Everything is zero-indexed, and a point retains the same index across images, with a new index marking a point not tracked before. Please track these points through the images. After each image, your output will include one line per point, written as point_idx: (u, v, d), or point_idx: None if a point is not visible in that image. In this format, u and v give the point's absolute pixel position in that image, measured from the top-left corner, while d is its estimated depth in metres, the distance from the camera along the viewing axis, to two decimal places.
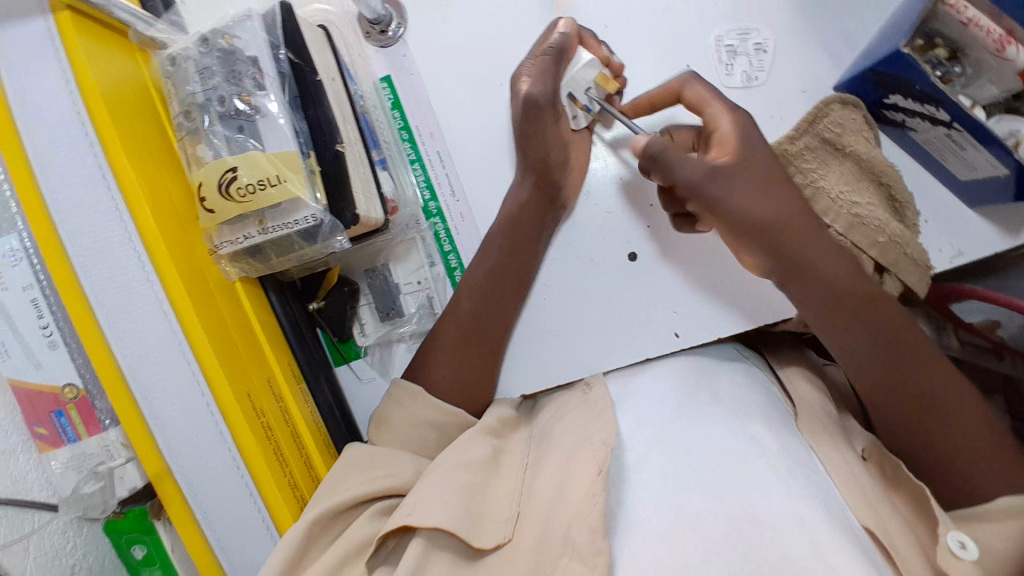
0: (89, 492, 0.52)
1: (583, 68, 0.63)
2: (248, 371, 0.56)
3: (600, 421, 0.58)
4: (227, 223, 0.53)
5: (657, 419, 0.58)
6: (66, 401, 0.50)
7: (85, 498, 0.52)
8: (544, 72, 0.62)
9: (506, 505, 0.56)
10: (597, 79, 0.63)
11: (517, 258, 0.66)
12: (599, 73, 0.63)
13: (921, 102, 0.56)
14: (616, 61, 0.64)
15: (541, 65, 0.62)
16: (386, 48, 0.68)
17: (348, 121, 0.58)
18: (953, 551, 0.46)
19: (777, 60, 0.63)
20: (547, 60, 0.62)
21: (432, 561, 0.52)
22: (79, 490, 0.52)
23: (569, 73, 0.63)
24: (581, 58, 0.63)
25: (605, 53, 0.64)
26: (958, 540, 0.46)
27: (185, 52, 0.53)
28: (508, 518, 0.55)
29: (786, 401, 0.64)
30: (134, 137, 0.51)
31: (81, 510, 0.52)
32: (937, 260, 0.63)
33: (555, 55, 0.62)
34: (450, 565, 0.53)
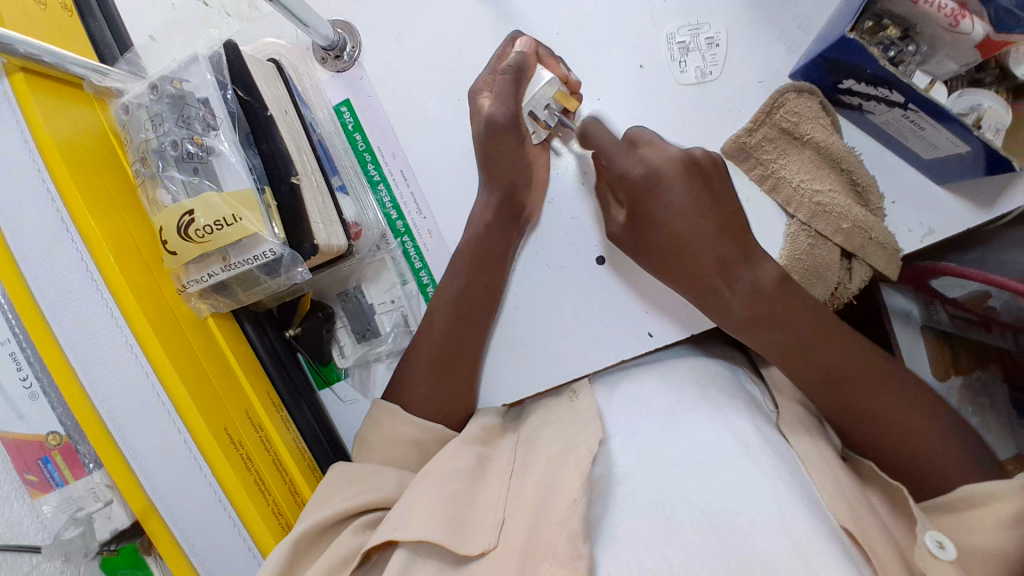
0: (69, 538, 0.53)
1: (544, 86, 0.63)
2: (225, 404, 0.58)
3: (587, 431, 0.58)
4: (192, 262, 0.54)
5: (641, 430, 0.58)
6: (51, 448, 0.52)
7: (66, 543, 0.53)
8: (504, 92, 0.61)
9: (492, 511, 0.56)
10: (556, 96, 0.63)
11: (482, 272, 0.66)
12: (558, 90, 0.63)
13: (874, 85, 0.55)
14: (574, 78, 0.64)
15: (501, 85, 0.61)
16: (343, 72, 0.68)
17: (304, 151, 0.59)
18: (931, 551, 0.46)
19: (731, 52, 0.63)
20: (506, 80, 0.61)
21: (419, 567, 0.53)
22: (60, 536, 0.53)
23: (530, 91, 0.63)
24: (542, 77, 0.63)
25: (563, 71, 0.64)
26: (936, 540, 0.47)
27: (137, 100, 0.54)
28: (495, 524, 0.55)
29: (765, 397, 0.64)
30: (94, 187, 0.53)
31: (64, 554, 0.53)
32: (907, 241, 0.62)
33: (514, 74, 0.61)
34: (437, 573, 0.52)
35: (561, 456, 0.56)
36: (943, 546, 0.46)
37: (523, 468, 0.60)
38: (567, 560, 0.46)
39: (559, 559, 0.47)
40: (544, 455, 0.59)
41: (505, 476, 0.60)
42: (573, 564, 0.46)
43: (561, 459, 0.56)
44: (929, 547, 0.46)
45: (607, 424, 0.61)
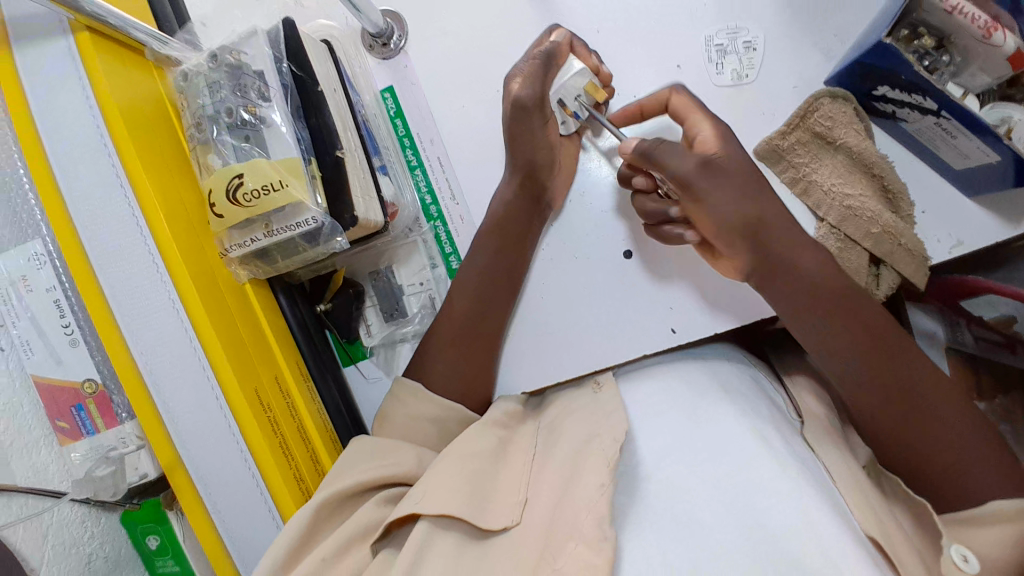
0: (100, 475, 0.55)
1: (574, 75, 0.65)
2: (256, 368, 0.59)
3: (612, 420, 0.57)
4: (236, 227, 0.56)
5: (665, 421, 0.57)
6: (86, 396, 0.54)
7: (96, 480, 0.55)
8: (533, 74, 0.63)
9: (515, 491, 0.57)
10: (587, 88, 0.65)
11: (511, 258, 0.67)
12: (590, 81, 0.65)
13: (908, 92, 0.56)
14: (605, 71, 0.66)
15: (532, 68, 0.64)
16: (388, 59, 0.71)
17: (349, 128, 0.61)
18: (956, 563, 0.46)
19: (767, 58, 0.64)
20: (537, 64, 0.64)
21: (438, 541, 0.52)
22: (91, 473, 0.54)
23: (560, 79, 0.65)
24: (573, 66, 0.65)
25: (595, 62, 0.66)
26: (960, 552, 0.47)
27: (197, 68, 0.57)
28: (517, 502, 0.56)
29: (790, 406, 0.64)
30: (150, 149, 0.55)
31: (93, 492, 0.55)
32: (936, 250, 0.62)
33: (544, 60, 0.63)
34: (457, 546, 0.53)
35: (584, 446, 0.56)
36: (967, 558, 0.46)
37: (546, 453, 0.60)
38: (594, 543, 0.47)
39: (585, 540, 0.47)
40: (567, 444, 0.58)
41: (526, 460, 0.60)
42: (600, 545, 0.47)
43: (585, 452, 0.55)
44: (955, 558, 0.46)
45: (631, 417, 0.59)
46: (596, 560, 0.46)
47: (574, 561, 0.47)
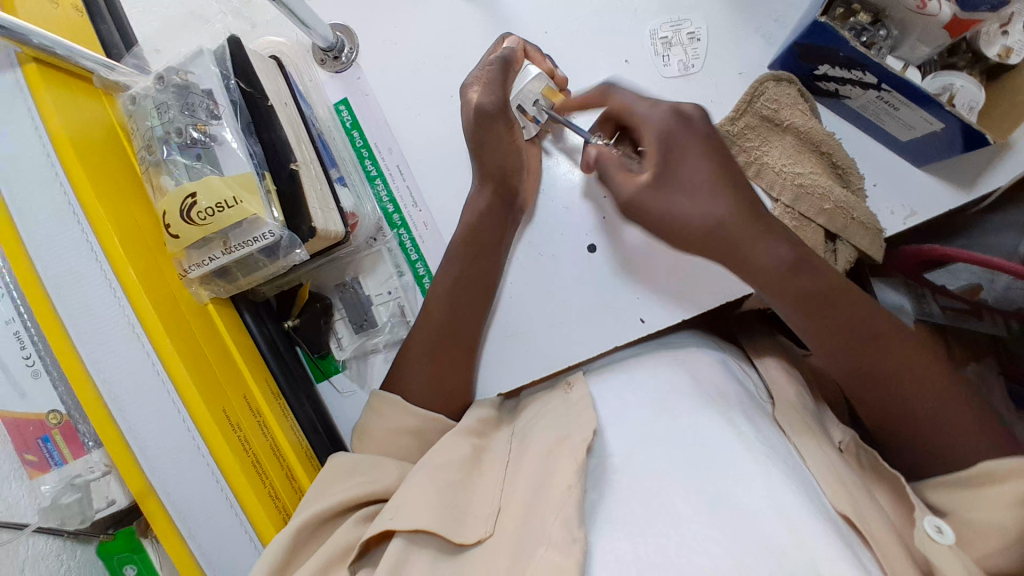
0: (67, 503, 0.54)
1: (532, 81, 0.65)
2: (223, 388, 0.59)
3: (582, 420, 0.58)
4: (193, 246, 0.56)
5: (636, 418, 0.58)
6: (51, 427, 0.53)
7: (63, 508, 0.54)
8: (493, 81, 0.63)
9: (489, 500, 0.56)
10: (545, 91, 0.66)
11: (481, 263, 0.67)
12: (545, 85, 0.65)
13: (847, 68, 0.58)
14: (560, 73, 0.67)
15: (489, 74, 0.63)
16: (341, 72, 0.71)
17: (303, 141, 0.61)
18: (931, 535, 0.47)
19: (711, 47, 0.66)
20: (494, 70, 0.63)
21: (414, 559, 0.52)
22: (57, 501, 0.54)
23: (518, 85, 0.65)
24: (529, 72, 0.65)
25: (550, 66, 0.67)
26: (934, 524, 0.48)
27: (144, 92, 0.58)
28: (490, 513, 0.55)
29: (764, 394, 0.65)
30: (102, 176, 0.55)
31: (59, 520, 0.54)
32: (890, 222, 0.63)
33: (501, 65, 0.63)
34: (432, 561, 0.52)
35: (556, 447, 0.56)
36: (942, 531, 0.47)
37: (516, 460, 0.60)
38: (563, 544, 0.46)
39: (553, 545, 0.46)
40: (540, 445, 0.58)
41: (501, 467, 0.60)
42: (569, 548, 0.46)
43: (557, 451, 0.55)
44: (928, 531, 0.47)
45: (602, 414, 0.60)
46: (566, 562, 0.45)
47: (546, 566, 0.45)
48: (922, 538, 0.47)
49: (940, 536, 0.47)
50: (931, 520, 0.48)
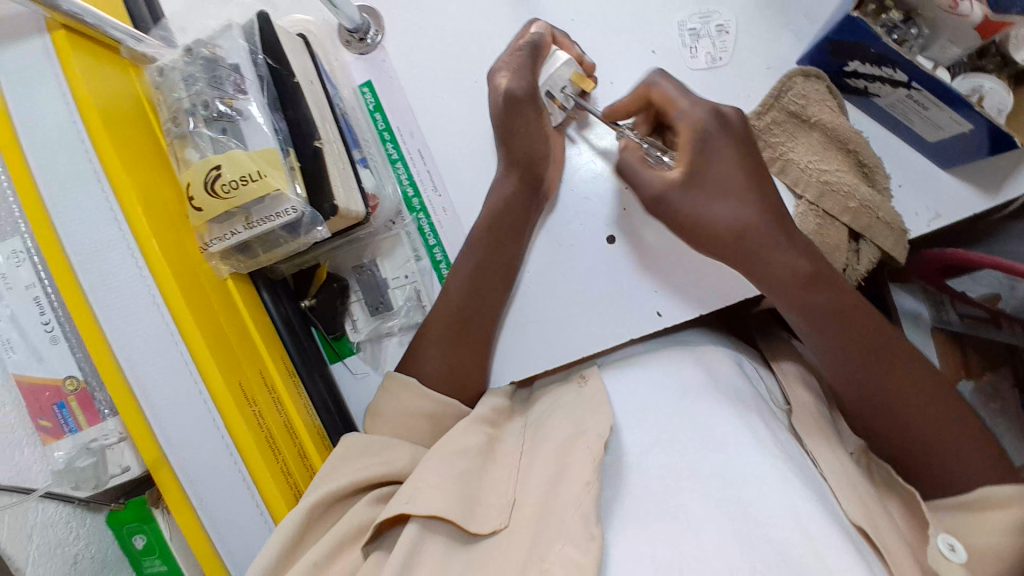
0: (81, 466, 0.54)
1: (561, 67, 0.64)
2: (240, 363, 0.59)
3: (596, 417, 0.57)
4: (215, 220, 0.56)
5: (651, 416, 0.57)
6: (68, 393, 0.54)
7: (77, 471, 0.54)
8: (521, 67, 0.63)
9: (502, 492, 0.56)
10: (573, 78, 0.65)
11: (500, 252, 0.67)
12: (575, 70, 0.65)
13: (878, 65, 0.57)
14: (588, 60, 0.67)
15: (518, 61, 0.63)
16: (366, 55, 0.72)
17: (327, 120, 0.61)
18: (944, 553, 0.46)
19: (740, 40, 0.65)
20: (523, 55, 0.63)
21: (428, 546, 0.52)
22: (72, 464, 0.54)
23: (546, 71, 0.64)
24: (558, 57, 0.64)
25: (578, 52, 0.66)
26: (948, 541, 0.47)
27: (172, 64, 0.58)
28: (504, 504, 0.55)
29: (781, 402, 0.64)
30: (128, 146, 0.55)
31: (74, 483, 0.54)
32: (914, 224, 0.63)
33: (531, 50, 0.63)
34: (446, 549, 0.52)
35: (568, 441, 0.56)
36: (954, 550, 0.47)
37: (530, 453, 0.59)
38: (581, 541, 0.46)
39: (571, 540, 0.46)
40: (554, 438, 0.58)
41: (515, 457, 0.60)
42: (586, 544, 0.46)
43: (571, 446, 0.55)
44: (942, 549, 0.47)
45: (617, 412, 0.59)
46: (583, 558, 0.45)
47: (562, 561, 0.45)
48: (936, 555, 0.46)
49: (953, 555, 0.46)
50: (943, 538, 0.47)
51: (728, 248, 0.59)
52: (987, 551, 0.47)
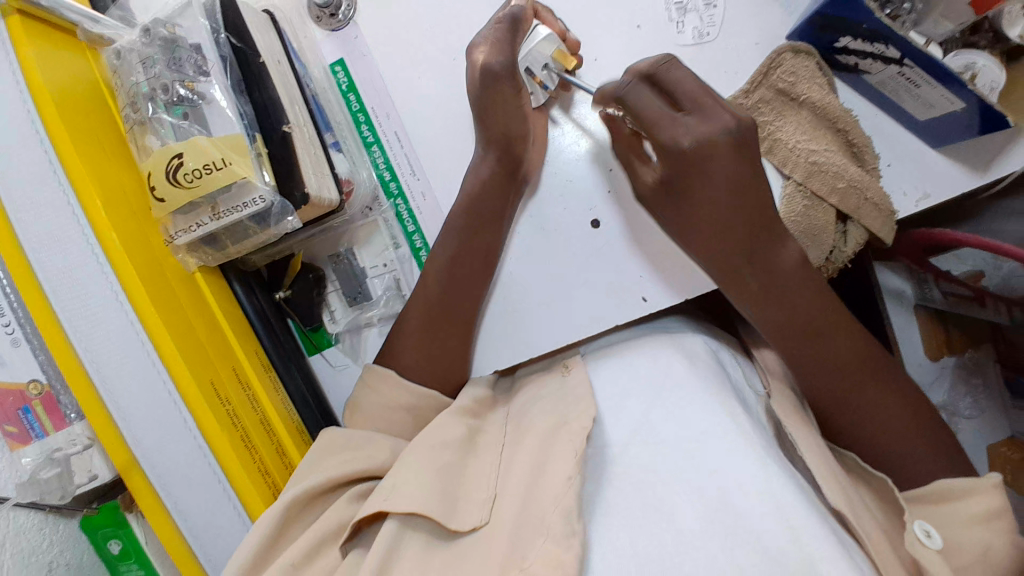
0: (46, 478, 0.51)
1: (542, 42, 0.62)
2: (211, 360, 0.57)
3: (581, 406, 0.57)
4: (179, 211, 0.53)
5: (631, 412, 0.56)
6: (32, 397, 0.51)
7: (42, 483, 0.51)
8: (501, 41, 0.60)
9: (484, 486, 0.55)
10: (556, 56, 0.62)
11: (480, 238, 0.65)
12: (557, 48, 0.62)
13: (870, 42, 0.55)
14: (572, 36, 0.64)
15: (497, 34, 0.61)
16: (338, 31, 0.68)
17: (297, 103, 0.58)
18: (921, 539, 0.46)
19: (728, 14, 0.63)
20: (502, 29, 0.60)
21: (406, 543, 0.50)
22: (36, 476, 0.51)
23: (526, 46, 0.62)
24: (540, 32, 0.62)
25: (561, 27, 0.64)
26: (923, 528, 0.47)
27: (130, 45, 0.54)
28: (485, 500, 0.53)
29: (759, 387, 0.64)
30: (84, 134, 0.52)
31: (38, 496, 0.51)
32: (902, 204, 0.62)
33: (511, 24, 0.60)
34: (425, 546, 0.51)
35: (552, 431, 0.55)
36: (929, 535, 0.47)
37: (514, 441, 0.59)
38: (561, 537, 0.45)
39: (551, 537, 0.45)
40: (537, 428, 0.57)
41: (497, 449, 0.59)
42: (567, 541, 0.44)
43: (554, 436, 0.54)
44: (917, 534, 0.46)
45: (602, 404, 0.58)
46: (563, 556, 0.44)
47: (544, 559, 0.44)
48: (913, 540, 0.46)
49: (928, 540, 0.46)
50: (917, 524, 0.47)
51: (711, 238, 0.58)
52: (969, 540, 0.48)
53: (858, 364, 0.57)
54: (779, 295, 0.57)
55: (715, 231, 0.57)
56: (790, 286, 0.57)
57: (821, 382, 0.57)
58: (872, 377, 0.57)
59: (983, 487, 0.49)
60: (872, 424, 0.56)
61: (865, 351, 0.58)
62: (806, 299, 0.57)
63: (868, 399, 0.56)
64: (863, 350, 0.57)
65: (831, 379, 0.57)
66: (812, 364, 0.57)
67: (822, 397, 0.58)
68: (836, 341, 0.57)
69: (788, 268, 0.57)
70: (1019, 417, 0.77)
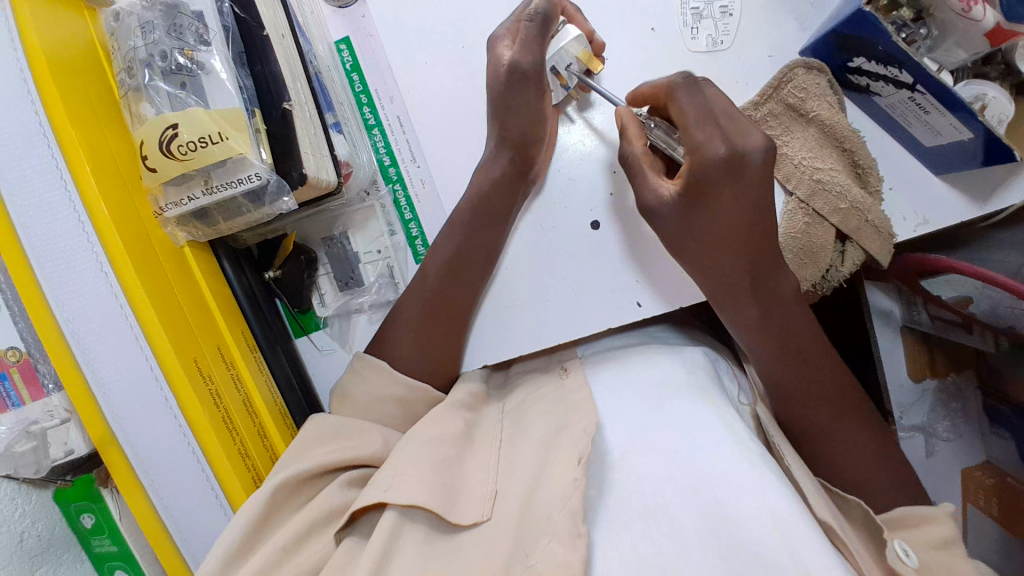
0: (21, 452, 0.49)
1: (569, 42, 0.60)
2: (197, 338, 0.55)
3: (580, 410, 0.56)
4: (173, 183, 0.52)
5: (631, 412, 0.56)
6: (10, 364, 0.49)
7: (16, 458, 0.49)
8: (529, 43, 0.58)
9: (484, 483, 0.54)
10: (581, 56, 0.60)
11: (482, 232, 0.64)
12: (584, 49, 0.60)
13: (884, 64, 0.55)
14: (597, 39, 0.62)
15: (526, 32, 0.58)
16: (345, 8, 0.67)
17: (300, 79, 0.57)
18: (900, 557, 0.46)
19: (743, 23, 0.62)
20: (530, 27, 0.57)
21: (405, 535, 0.49)
22: (10, 450, 0.49)
23: (554, 45, 0.60)
24: (568, 31, 0.60)
25: (589, 29, 0.62)
26: (903, 547, 0.47)
27: (129, 8, 0.53)
28: (485, 496, 0.52)
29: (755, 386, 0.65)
30: (78, 97, 0.50)
31: (12, 469, 0.49)
32: (901, 229, 0.62)
33: (541, 23, 0.57)
34: (425, 538, 0.50)
35: (554, 434, 0.54)
36: (909, 554, 0.47)
37: (513, 440, 0.58)
38: (568, 537, 0.44)
39: (558, 536, 0.44)
40: (535, 433, 0.57)
41: (493, 447, 0.58)
42: (573, 542, 0.44)
43: (556, 440, 0.54)
44: (898, 552, 0.46)
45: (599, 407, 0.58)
46: (570, 557, 0.43)
47: (549, 558, 0.43)
48: (893, 558, 0.46)
49: (908, 559, 0.46)
50: (897, 542, 0.47)
51: (713, 257, 0.57)
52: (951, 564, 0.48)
53: (836, 394, 0.58)
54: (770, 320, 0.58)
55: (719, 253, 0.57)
56: (778, 310, 0.58)
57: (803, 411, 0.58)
58: (846, 409, 0.58)
59: (942, 516, 0.51)
60: (851, 446, 0.57)
61: (841, 381, 0.59)
62: (790, 326, 0.58)
63: (842, 427, 0.57)
64: (842, 380, 0.59)
65: (810, 405, 0.58)
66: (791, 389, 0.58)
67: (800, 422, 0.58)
68: (817, 367, 0.59)
69: (777, 293, 0.58)
70: (996, 445, 0.78)
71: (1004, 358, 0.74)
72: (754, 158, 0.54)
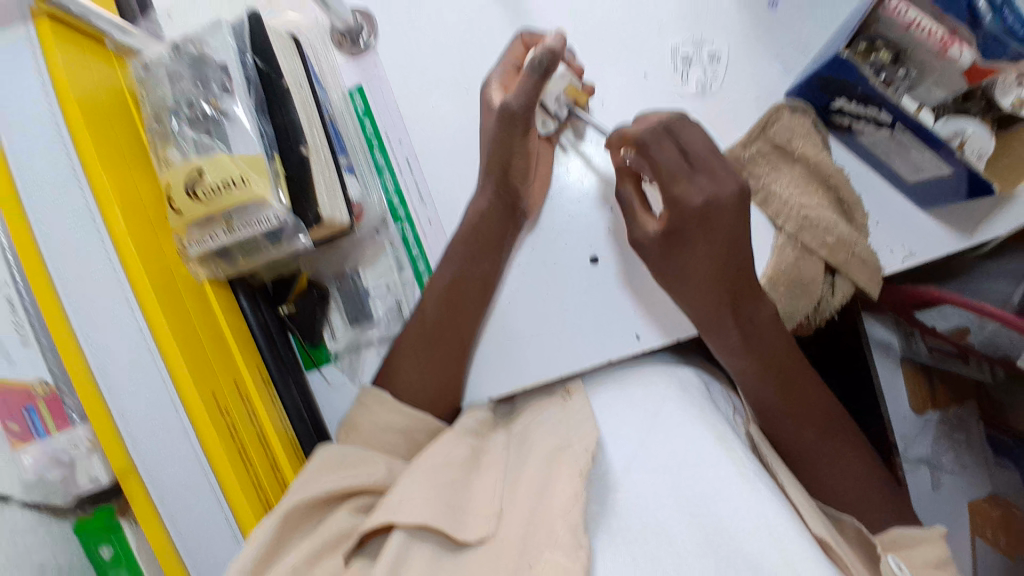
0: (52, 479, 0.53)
1: (556, 80, 0.66)
2: (214, 369, 0.58)
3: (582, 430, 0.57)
4: (195, 224, 0.55)
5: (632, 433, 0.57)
6: (38, 397, 0.52)
7: (46, 484, 0.53)
8: (525, 87, 0.60)
9: (489, 498, 0.55)
10: (568, 91, 0.66)
11: (478, 265, 0.68)
12: (570, 84, 0.66)
13: (864, 104, 0.58)
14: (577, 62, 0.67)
15: (527, 82, 0.60)
16: (357, 56, 0.72)
17: (315, 125, 0.61)
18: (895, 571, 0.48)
19: (731, 69, 0.66)
20: (530, 79, 0.59)
21: (413, 554, 0.51)
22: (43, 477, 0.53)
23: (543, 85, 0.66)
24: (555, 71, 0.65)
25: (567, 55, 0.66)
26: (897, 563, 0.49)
27: (158, 60, 0.58)
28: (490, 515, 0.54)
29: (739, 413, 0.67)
30: (110, 142, 0.54)
31: (42, 496, 0.54)
32: (890, 262, 0.64)
33: (541, 76, 0.59)
34: (431, 558, 0.51)
35: (554, 455, 0.56)
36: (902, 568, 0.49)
37: (517, 462, 0.59)
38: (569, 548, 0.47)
39: (560, 548, 0.47)
40: (538, 452, 0.58)
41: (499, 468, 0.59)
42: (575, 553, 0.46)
43: (557, 460, 0.55)
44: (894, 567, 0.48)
45: (600, 422, 0.60)
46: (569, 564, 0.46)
47: (551, 567, 0.46)
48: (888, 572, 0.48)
49: (902, 574, 0.48)
50: (891, 558, 0.49)
51: (694, 290, 0.60)
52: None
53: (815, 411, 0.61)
54: (751, 348, 0.60)
55: (713, 285, 0.59)
56: (759, 340, 0.60)
57: (780, 431, 0.60)
58: (827, 432, 0.60)
59: (933, 537, 0.52)
60: (836, 468, 0.59)
61: (822, 402, 0.62)
62: (774, 351, 0.61)
63: (823, 449, 0.60)
64: (825, 402, 0.62)
65: (790, 426, 0.60)
66: (773, 412, 0.61)
67: (788, 441, 0.60)
68: (801, 390, 0.61)
69: (761, 324, 0.60)
70: None
71: (1007, 388, 0.79)
72: (740, 197, 0.57)
